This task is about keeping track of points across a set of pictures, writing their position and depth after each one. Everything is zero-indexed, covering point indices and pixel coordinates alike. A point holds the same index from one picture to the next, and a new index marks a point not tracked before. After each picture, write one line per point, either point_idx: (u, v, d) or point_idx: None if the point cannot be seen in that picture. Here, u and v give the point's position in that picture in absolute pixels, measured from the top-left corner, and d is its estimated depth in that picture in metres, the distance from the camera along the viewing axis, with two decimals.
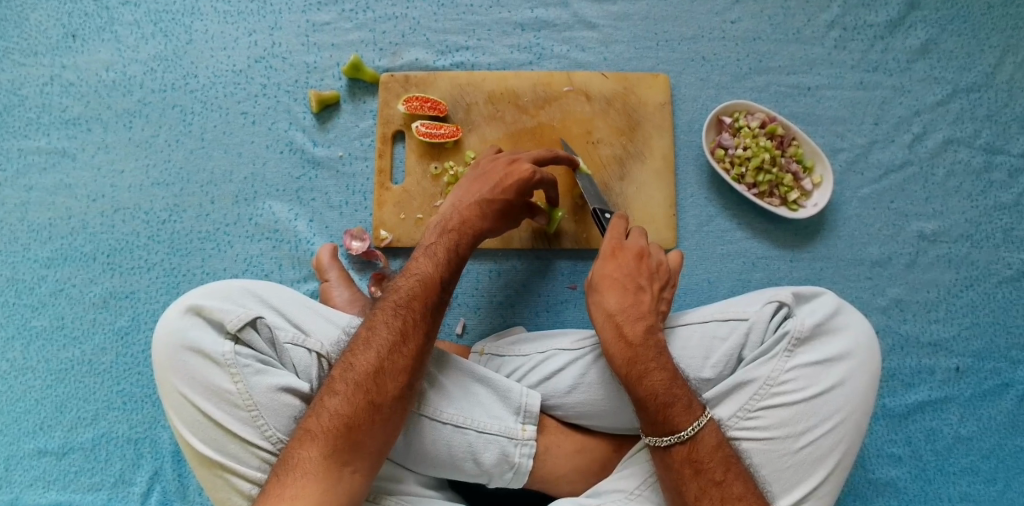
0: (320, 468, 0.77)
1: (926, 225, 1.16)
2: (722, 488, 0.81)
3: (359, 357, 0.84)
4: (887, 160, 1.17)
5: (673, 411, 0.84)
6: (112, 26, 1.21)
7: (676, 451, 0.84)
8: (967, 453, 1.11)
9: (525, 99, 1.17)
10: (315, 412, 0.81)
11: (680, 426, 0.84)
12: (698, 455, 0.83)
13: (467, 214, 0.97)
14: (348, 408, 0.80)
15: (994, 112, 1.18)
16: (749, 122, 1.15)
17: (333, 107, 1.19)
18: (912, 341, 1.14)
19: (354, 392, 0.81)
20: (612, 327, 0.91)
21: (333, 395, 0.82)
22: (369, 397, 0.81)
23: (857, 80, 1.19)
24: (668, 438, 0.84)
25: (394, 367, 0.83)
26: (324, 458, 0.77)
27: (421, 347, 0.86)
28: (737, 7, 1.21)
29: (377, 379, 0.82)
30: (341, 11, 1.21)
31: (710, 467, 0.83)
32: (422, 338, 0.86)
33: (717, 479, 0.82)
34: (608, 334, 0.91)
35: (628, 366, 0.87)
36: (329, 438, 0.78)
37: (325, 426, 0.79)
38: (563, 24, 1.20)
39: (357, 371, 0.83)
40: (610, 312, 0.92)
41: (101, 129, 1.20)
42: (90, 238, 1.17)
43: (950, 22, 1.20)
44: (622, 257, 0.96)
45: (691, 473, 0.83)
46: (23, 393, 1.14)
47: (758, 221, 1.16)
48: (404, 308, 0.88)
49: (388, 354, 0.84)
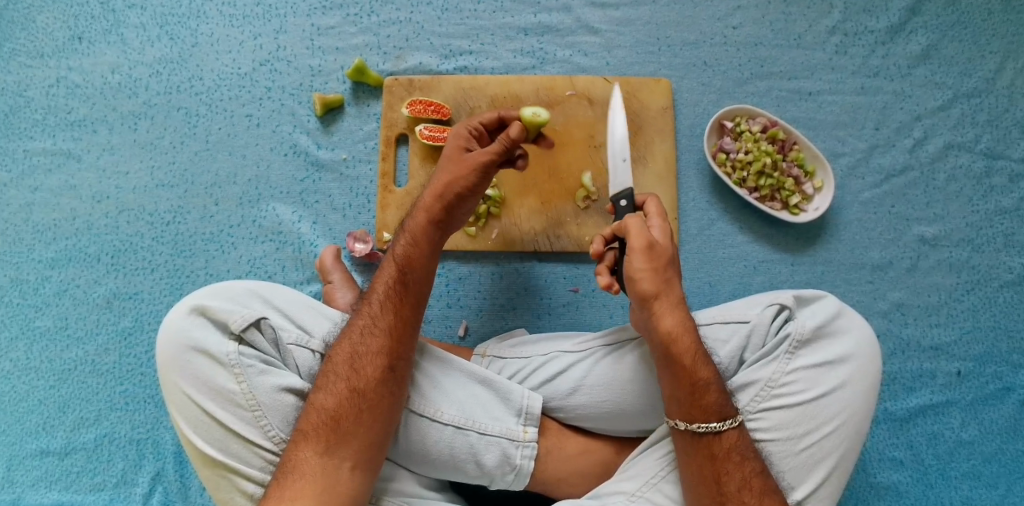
0: (313, 463, 0.79)
1: (927, 229, 1.17)
2: (764, 477, 0.83)
3: (338, 349, 0.87)
4: (888, 165, 1.18)
5: (724, 397, 0.85)
6: (118, 29, 1.22)
7: (727, 437, 0.84)
8: (968, 458, 1.11)
9: (528, 102, 1.17)
10: (309, 410, 0.83)
11: (730, 412, 0.84)
12: (743, 443, 0.84)
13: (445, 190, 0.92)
14: (331, 401, 0.83)
15: (995, 117, 1.19)
16: (750, 127, 1.16)
17: (337, 110, 1.20)
18: (913, 345, 1.14)
19: (338, 384, 0.84)
20: (681, 311, 0.87)
21: (319, 390, 0.84)
22: (350, 385, 0.83)
23: (858, 85, 1.20)
24: (720, 424, 0.84)
25: (369, 351, 0.85)
26: (316, 452, 0.79)
27: (394, 326, 0.87)
28: (739, 12, 1.22)
29: (354, 365, 0.85)
30: (345, 15, 1.22)
31: (752, 456, 0.84)
32: (392, 318, 0.88)
33: (759, 467, 0.83)
34: (674, 316, 0.86)
35: (695, 351, 0.85)
36: (319, 434, 0.81)
37: (313, 421, 0.81)
38: (566, 29, 1.21)
39: (337, 361, 0.86)
40: (679, 295, 0.87)
41: (107, 130, 1.20)
42: (95, 238, 1.18)
43: (951, 28, 1.21)
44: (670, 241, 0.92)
45: (736, 461, 0.83)
46: (26, 393, 1.14)
47: (759, 225, 1.17)
48: (374, 294, 0.90)
49: (362, 340, 0.87)
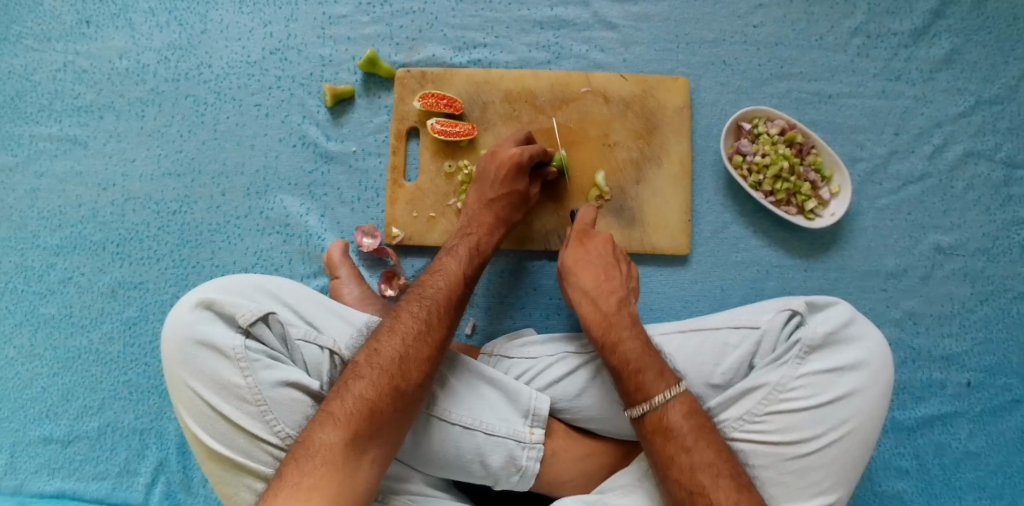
0: (338, 455, 0.77)
1: (943, 238, 1.15)
2: (691, 455, 0.82)
3: (385, 344, 0.86)
4: (906, 171, 1.16)
5: (645, 377, 0.87)
6: (126, 13, 1.20)
7: (648, 420, 0.85)
8: (973, 469, 1.10)
9: (542, 98, 1.15)
10: (339, 396, 0.81)
11: (651, 394, 0.85)
12: (669, 422, 0.84)
13: (485, 219, 1.03)
14: (372, 393, 0.81)
15: (1016, 125, 1.17)
16: (768, 129, 1.14)
17: (348, 101, 1.18)
18: (924, 355, 1.13)
19: (379, 378, 0.82)
20: (589, 303, 0.96)
21: (358, 378, 0.82)
22: (393, 383, 0.82)
23: (879, 89, 1.18)
24: (641, 407, 0.86)
25: (418, 355, 0.85)
26: (344, 444, 0.77)
27: (444, 339, 0.89)
28: (760, 10, 1.19)
29: (401, 366, 0.84)
30: (358, 3, 1.19)
31: (681, 435, 0.83)
32: (445, 329, 0.89)
33: (687, 446, 0.82)
34: (586, 309, 0.96)
35: (604, 335, 0.92)
36: (351, 424, 0.79)
37: (348, 411, 0.79)
38: (582, 24, 1.19)
39: (383, 356, 0.84)
40: (586, 290, 0.98)
41: (114, 117, 1.18)
42: (100, 226, 1.16)
43: (975, 33, 1.18)
44: (590, 243, 1.02)
45: (661, 440, 0.83)
46: (30, 379, 1.14)
47: (773, 229, 1.15)
48: (429, 298, 0.91)
49: (413, 343, 0.86)
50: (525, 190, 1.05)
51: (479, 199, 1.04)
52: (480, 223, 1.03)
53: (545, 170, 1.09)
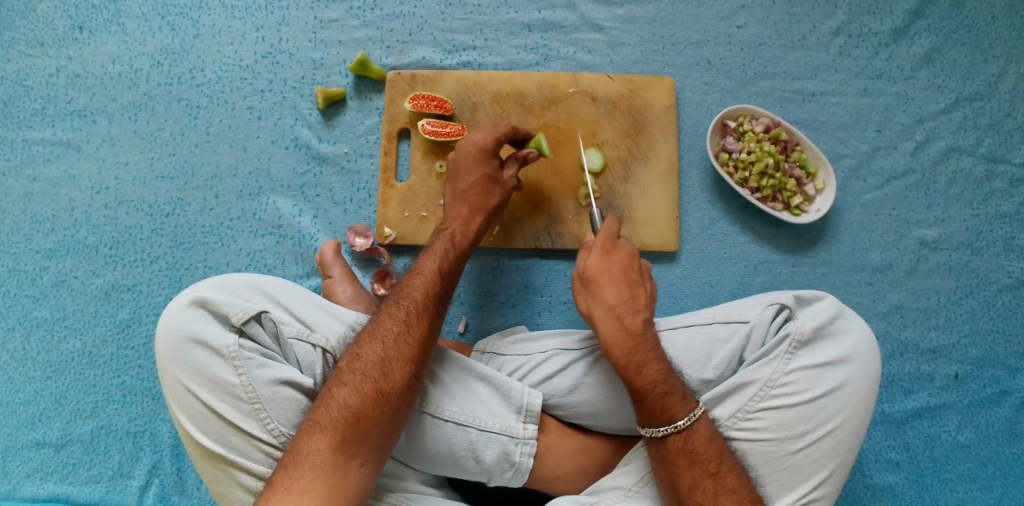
0: (326, 460, 0.77)
1: (927, 232, 1.17)
2: (716, 479, 0.82)
3: (366, 348, 0.86)
4: (889, 167, 1.18)
5: (671, 400, 0.86)
6: (119, 19, 1.21)
7: (672, 442, 0.85)
8: (964, 461, 1.11)
9: (531, 99, 1.17)
10: (326, 403, 0.82)
11: (677, 415, 0.85)
12: (693, 445, 0.84)
13: (462, 213, 1.02)
14: (356, 399, 0.81)
15: (997, 121, 1.19)
16: (753, 127, 1.16)
17: (339, 103, 1.19)
18: (911, 348, 1.14)
19: (363, 383, 0.83)
20: (613, 320, 0.93)
21: (342, 385, 0.83)
22: (377, 387, 0.83)
23: (861, 87, 1.20)
24: (666, 428, 0.85)
25: (399, 356, 0.85)
26: (332, 448, 0.78)
27: (426, 336, 0.88)
28: (744, 12, 1.21)
29: (383, 368, 0.84)
30: (348, 8, 1.21)
31: (704, 459, 0.83)
32: (426, 327, 0.89)
33: (711, 470, 0.83)
34: (609, 325, 0.93)
35: (629, 357, 0.90)
36: (337, 430, 0.79)
37: (334, 416, 0.80)
38: (569, 26, 1.21)
39: (364, 361, 0.85)
40: (612, 305, 0.95)
41: (106, 121, 1.20)
42: (93, 230, 1.17)
43: (954, 32, 1.21)
44: (615, 256, 0.99)
45: (685, 464, 0.83)
46: (22, 383, 1.14)
47: (760, 225, 1.17)
48: (407, 301, 0.91)
49: (394, 344, 0.86)
50: (499, 179, 1.05)
51: (454, 192, 1.05)
52: (458, 216, 1.02)
53: (519, 152, 1.08)
